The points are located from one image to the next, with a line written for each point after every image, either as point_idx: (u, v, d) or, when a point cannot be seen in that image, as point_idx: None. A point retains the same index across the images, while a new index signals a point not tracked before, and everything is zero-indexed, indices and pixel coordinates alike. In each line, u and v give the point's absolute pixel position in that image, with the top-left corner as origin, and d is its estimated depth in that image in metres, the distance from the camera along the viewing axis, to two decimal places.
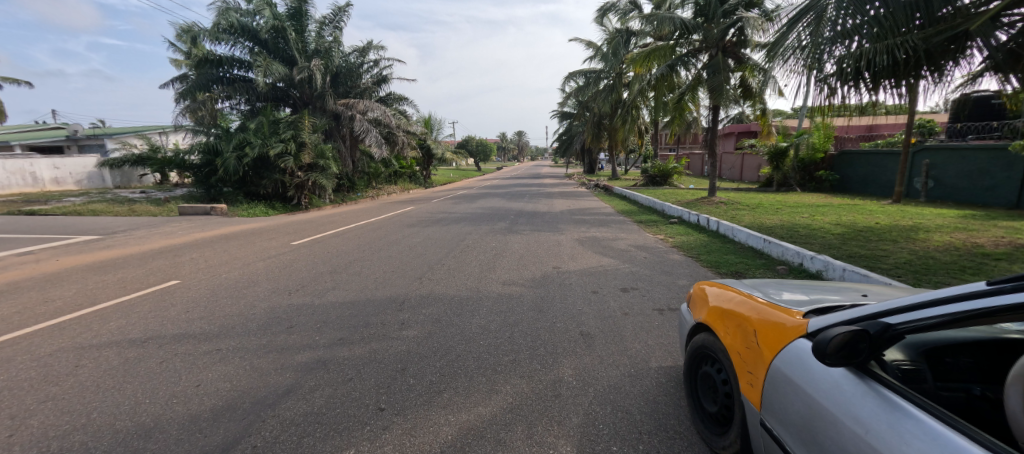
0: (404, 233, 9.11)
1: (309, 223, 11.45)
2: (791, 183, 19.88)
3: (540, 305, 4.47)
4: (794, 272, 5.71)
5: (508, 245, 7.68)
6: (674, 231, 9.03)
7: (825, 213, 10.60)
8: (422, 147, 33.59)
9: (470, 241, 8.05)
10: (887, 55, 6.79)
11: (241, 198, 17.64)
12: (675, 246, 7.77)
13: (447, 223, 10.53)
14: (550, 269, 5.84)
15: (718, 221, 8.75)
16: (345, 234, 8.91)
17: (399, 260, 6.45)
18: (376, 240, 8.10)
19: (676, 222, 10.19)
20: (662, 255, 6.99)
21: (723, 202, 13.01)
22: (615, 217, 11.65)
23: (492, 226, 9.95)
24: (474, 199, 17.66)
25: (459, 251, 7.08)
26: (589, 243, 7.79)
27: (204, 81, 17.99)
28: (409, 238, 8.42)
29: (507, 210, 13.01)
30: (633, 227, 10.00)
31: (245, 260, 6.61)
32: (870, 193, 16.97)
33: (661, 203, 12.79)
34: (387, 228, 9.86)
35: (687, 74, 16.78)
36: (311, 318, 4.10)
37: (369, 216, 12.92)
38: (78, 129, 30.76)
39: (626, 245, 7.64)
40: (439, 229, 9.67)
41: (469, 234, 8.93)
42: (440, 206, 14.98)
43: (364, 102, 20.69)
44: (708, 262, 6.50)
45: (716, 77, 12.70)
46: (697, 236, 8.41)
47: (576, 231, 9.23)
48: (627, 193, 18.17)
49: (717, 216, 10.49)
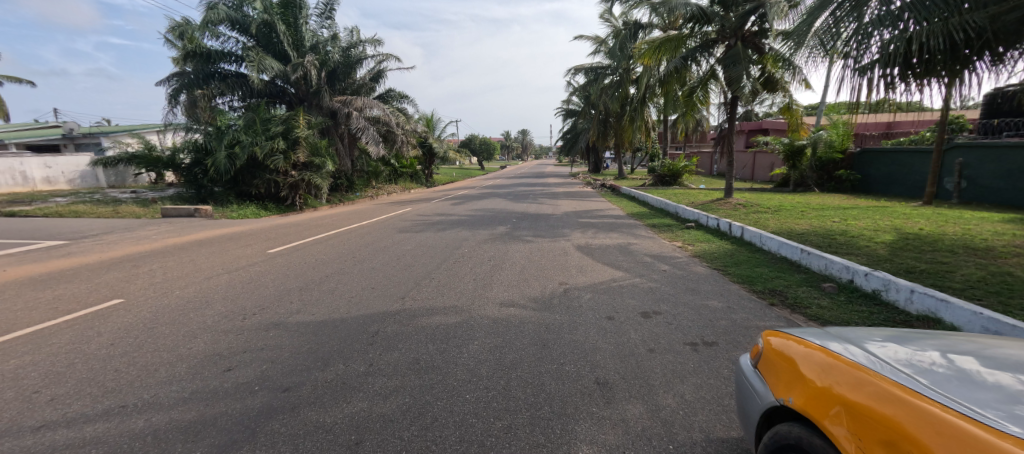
0: (395, 238, 8.31)
1: (297, 226, 10.68)
2: (808, 183, 18.89)
3: (545, 337, 3.63)
4: (843, 291, 4.83)
5: (507, 255, 6.85)
6: (693, 238, 8.18)
7: (857, 216, 9.68)
8: (423, 146, 32.84)
9: (466, 249, 7.22)
10: (944, 38, 5.87)
11: (233, 199, 16.84)
12: (696, 255, 6.91)
13: (443, 227, 9.70)
14: (555, 286, 5.00)
15: (741, 226, 7.88)
16: (329, 240, 8.11)
17: (382, 273, 5.64)
18: (361, 248, 7.29)
19: (692, 226, 9.33)
20: (683, 267, 6.13)
21: (741, 204, 12.11)
22: (625, 221, 10.77)
23: (492, 230, 9.13)
24: (475, 200, 16.88)
25: (452, 262, 6.25)
26: (598, 252, 6.93)
27: (195, 77, 17.24)
28: (399, 245, 7.61)
29: (508, 212, 12.15)
30: (646, 232, 9.14)
31: (208, 273, 5.81)
32: (895, 194, 16.00)
33: (674, 205, 11.93)
34: (377, 232, 9.05)
35: (700, 68, 15.87)
36: (257, 357, 3.28)
37: (362, 219, 12.13)
38: (74, 128, 30.08)
39: (640, 255, 6.76)
40: (433, 234, 8.85)
41: (466, 240, 8.10)
42: (437, 208, 14.20)
43: (362, 99, 20.05)
44: (738, 276, 5.63)
45: (736, 68, 11.76)
46: (720, 244, 7.52)
47: (583, 237, 8.36)
48: (636, 194, 17.28)
49: (738, 220, 9.60)
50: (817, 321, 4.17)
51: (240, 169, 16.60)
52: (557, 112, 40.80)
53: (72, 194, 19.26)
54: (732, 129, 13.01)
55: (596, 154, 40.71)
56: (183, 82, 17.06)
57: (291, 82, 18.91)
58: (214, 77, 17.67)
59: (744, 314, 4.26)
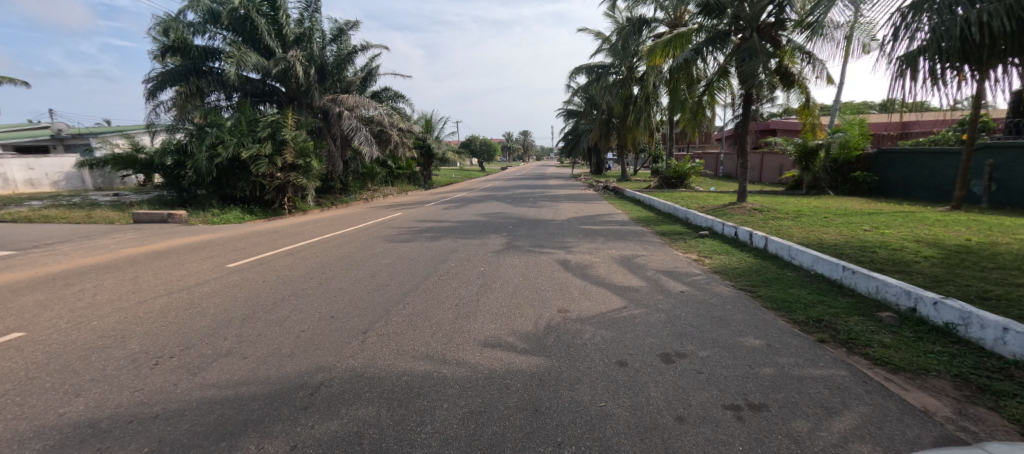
0: (375, 249, 7.43)
1: (274, 233, 9.80)
2: (822, 185, 17.96)
3: (539, 398, 2.73)
4: (908, 324, 3.93)
5: (500, 270, 5.96)
6: (709, 249, 7.30)
7: (888, 224, 8.78)
8: (421, 147, 32.07)
9: (454, 263, 6.35)
10: (1006, 19, 5.04)
11: (216, 203, 15.92)
12: (714, 270, 6.03)
13: (431, 235, 8.81)
14: (553, 317, 4.10)
15: (765, 237, 6.99)
16: (301, 251, 7.23)
17: (349, 296, 4.76)
18: (333, 261, 6.42)
19: (707, 235, 8.44)
20: (704, 287, 5.23)
21: (757, 208, 11.23)
22: (632, 228, 9.87)
23: (485, 239, 8.25)
24: (472, 204, 16.02)
25: (434, 280, 5.36)
26: (604, 269, 6.01)
27: (177, 72, 16.46)
28: (380, 257, 6.74)
29: (506, 218, 11.24)
30: (655, 241, 8.26)
31: (146, 294, 4.95)
32: (916, 197, 15.10)
33: (684, 210, 11.03)
34: (358, 242, 8.16)
35: (708, 64, 15.01)
36: (140, 433, 2.38)
37: (348, 224, 11.27)
38: (63, 128, 29.27)
39: (653, 272, 5.85)
40: (420, 243, 7.97)
41: (455, 251, 7.21)
42: (429, 212, 13.35)
43: (355, 98, 19.48)
44: (771, 300, 4.73)
45: (752, 62, 10.84)
46: (744, 257, 6.60)
47: (587, 248, 7.46)
48: (641, 197, 16.40)
49: (757, 227, 8.70)
50: (887, 367, 3.28)
51: (223, 171, 15.74)
52: (557, 112, 39.96)
53: (52, 197, 18.44)
54: (746, 128, 12.11)
55: (598, 155, 39.90)
56: (164, 78, 16.32)
57: (280, 80, 18.24)
58: (198, 73, 16.87)
59: (791, 358, 3.37)
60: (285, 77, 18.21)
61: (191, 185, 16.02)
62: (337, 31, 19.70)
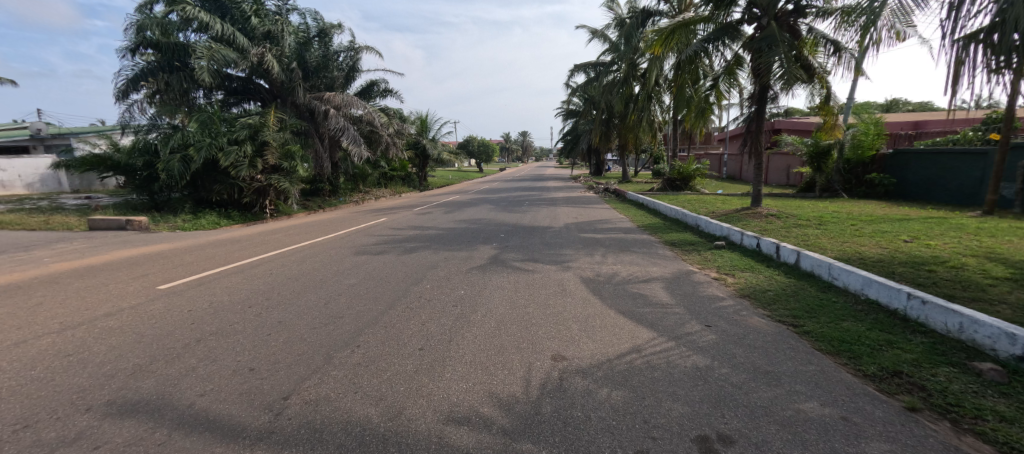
0: (343, 263, 6.41)
1: (237, 242, 8.74)
2: (835, 187, 16.97)
3: None
4: (1022, 382, 2.91)
5: (484, 294, 4.92)
6: (730, 265, 6.29)
7: (928, 233, 7.79)
8: (416, 148, 31.05)
9: (431, 283, 5.32)
10: None
11: (189, 208, 14.76)
12: (742, 293, 5.04)
13: (413, 246, 7.78)
14: (547, 373, 3.07)
15: (797, 251, 5.98)
16: (255, 266, 6.18)
17: (287, 333, 3.74)
18: (288, 282, 5.39)
19: (723, 246, 7.44)
20: (734, 318, 4.22)
21: (773, 213, 10.24)
22: (638, 236, 8.87)
23: (473, 251, 7.25)
24: (464, 208, 15.03)
25: (400, 310, 4.33)
26: (611, 291, 4.98)
27: (146, 68, 15.61)
28: (346, 274, 5.73)
29: (498, 225, 10.20)
30: (666, 253, 7.26)
31: (32, 330, 3.92)
32: (937, 199, 14.18)
33: (694, 216, 10.02)
34: (326, 254, 7.11)
35: (716, 58, 14.04)
36: None
37: (324, 231, 10.23)
38: (42, 128, 28.15)
39: (670, 297, 4.82)
40: (397, 256, 6.94)
41: (435, 267, 6.18)
42: (417, 218, 12.33)
43: (342, 96, 18.67)
44: (825, 339, 3.72)
45: (773, 52, 9.77)
46: (777, 277, 5.55)
47: (589, 262, 6.44)
48: (643, 200, 15.43)
49: (779, 237, 7.71)
50: None
51: (197, 173, 14.61)
52: (557, 112, 38.97)
53: (17, 200, 17.31)
54: (761, 127, 10.92)
55: (599, 156, 39.08)
56: (133, 74, 15.42)
57: (262, 75, 17.50)
58: (169, 69, 15.92)
59: (882, 444, 2.36)
60: (266, 73, 17.49)
61: (164, 189, 14.76)
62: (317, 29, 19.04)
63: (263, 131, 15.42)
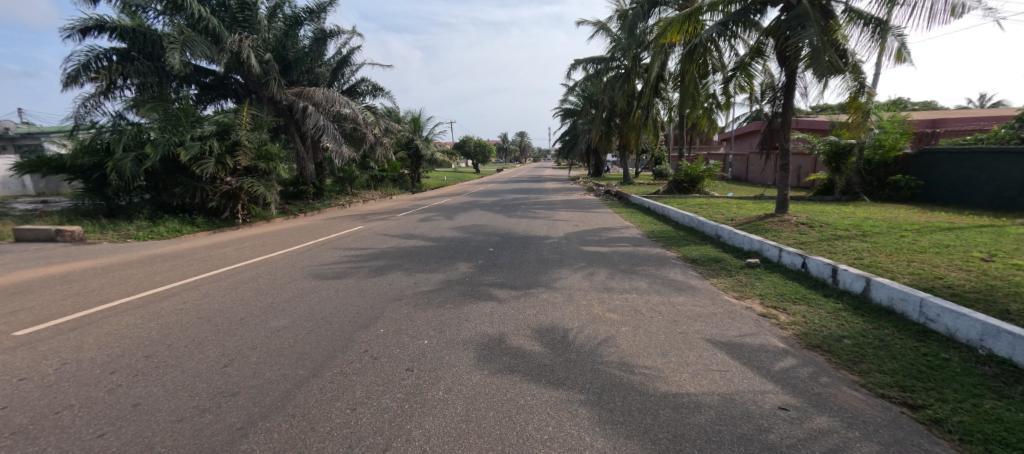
0: (284, 291, 5.04)
1: (173, 258, 7.31)
2: (855, 190, 15.73)
3: None
4: None
5: (455, 346, 3.54)
6: (779, 295, 4.91)
7: (1001, 248, 6.47)
8: (408, 148, 29.72)
9: (387, 326, 3.96)
10: None
11: (146, 214, 13.13)
12: (813, 343, 3.68)
13: (381, 263, 6.42)
14: None
15: (866, 277, 4.64)
16: (164, 298, 4.78)
17: (130, 434, 2.36)
18: (194, 324, 4.01)
19: (759, 266, 6.08)
20: (818, 393, 2.87)
21: (803, 221, 8.95)
22: (650, 250, 7.55)
23: (452, 272, 5.91)
24: (453, 213, 13.65)
25: (327, 380, 2.95)
26: (631, 344, 3.61)
27: (100, 54, 14.01)
28: (278, 310, 4.35)
29: (488, 235, 8.79)
30: (689, 275, 5.90)
31: None
32: (971, 203, 12.92)
33: (714, 225, 8.67)
34: (268, 275, 5.72)
35: (732, 47, 12.77)
36: None
37: (287, 242, 8.85)
38: (12, 127, 26.58)
39: (713, 353, 3.47)
40: (356, 279, 5.55)
41: (399, 297, 4.81)
42: (398, 225, 10.95)
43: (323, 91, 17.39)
44: (982, 441, 2.36)
45: (804, 34, 8.34)
46: (847, 316, 4.19)
47: (597, 290, 5.07)
48: (649, 206, 14.09)
49: (823, 253, 6.39)
50: None
51: (156, 173, 13.08)
52: (555, 112, 37.69)
53: None
54: (787, 123, 9.50)
55: (598, 157, 37.85)
56: (83, 61, 13.78)
57: (236, 68, 16.22)
58: (127, 58, 14.37)
59: None
60: (241, 66, 16.21)
61: (118, 193, 12.99)
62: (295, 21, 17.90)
63: (235, 129, 14.03)
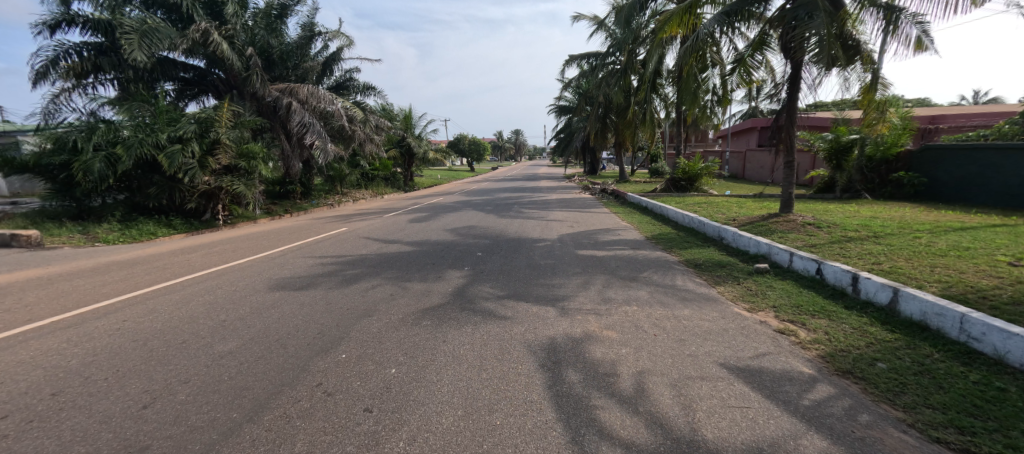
0: (241, 305, 4.48)
1: (132, 265, 6.72)
2: (857, 188, 15.32)
3: None
4: None
5: (427, 376, 3.01)
6: (795, 306, 4.40)
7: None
8: (401, 146, 29.09)
9: (352, 349, 3.42)
10: None
11: (119, 216, 12.49)
12: (843, 369, 3.17)
13: (357, 271, 5.87)
14: None
15: (894, 288, 4.13)
16: (102, 316, 4.21)
17: None
18: (125, 349, 3.46)
19: (769, 272, 5.57)
20: (861, 439, 2.37)
21: (808, 221, 8.48)
22: (650, 254, 7.05)
23: (434, 281, 5.37)
24: (443, 213, 13.07)
25: (263, 426, 2.41)
26: (635, 371, 3.10)
27: (70, 49, 13.30)
28: (230, 330, 3.81)
29: (477, 237, 8.26)
30: (694, 282, 5.41)
31: None
32: (977, 200, 12.48)
33: (717, 226, 8.17)
34: (230, 287, 5.16)
35: (733, 40, 12.25)
36: None
37: (261, 247, 8.26)
38: None
39: (730, 381, 2.95)
40: (327, 290, 4.99)
41: (371, 312, 4.27)
42: (383, 226, 10.38)
43: (308, 87, 16.71)
44: None
45: (812, 22, 7.83)
46: (875, 333, 3.68)
47: (593, 303, 4.54)
48: (647, 205, 13.59)
49: (837, 257, 5.89)
50: None
51: (129, 173, 12.43)
52: (551, 109, 37.21)
53: None
54: (792, 118, 8.99)
55: (594, 154, 37.39)
56: (52, 56, 13.07)
57: (216, 62, 15.56)
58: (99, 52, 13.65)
59: None
60: (221, 61, 15.53)
61: (88, 194, 12.32)
62: (280, 14, 17.24)
63: (213, 127, 13.38)
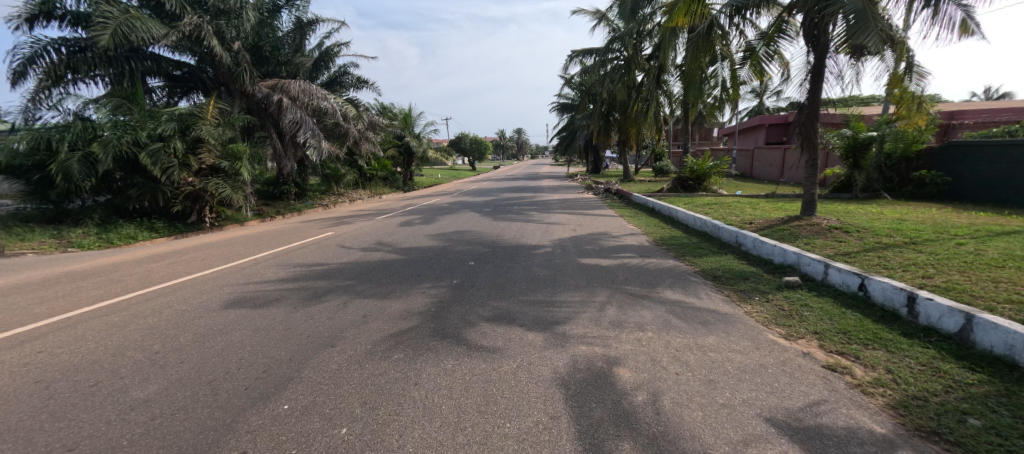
0: (183, 332, 3.79)
1: (84, 276, 6.02)
2: (875, 187, 14.54)
3: None
4: None
5: (384, 440, 2.30)
6: (841, 333, 3.68)
7: None
8: (399, 145, 28.39)
9: (297, 396, 2.72)
10: None
11: (98, 219, 11.86)
12: (928, 428, 2.43)
13: (330, 285, 5.17)
14: None
15: (966, 313, 3.39)
16: (15, 347, 3.54)
17: None
18: (18, 396, 2.78)
19: (801, 288, 4.84)
20: None
21: (832, 224, 7.74)
22: (661, 263, 6.33)
23: (415, 297, 4.68)
24: (439, 215, 12.38)
25: None
26: (658, 430, 2.39)
27: (47, 46, 12.44)
28: (158, 368, 3.12)
29: (471, 244, 7.56)
30: (715, 300, 4.70)
31: None
32: (1008, 200, 11.65)
33: (734, 230, 7.43)
34: (180, 307, 4.47)
35: (745, 30, 11.46)
36: None
37: (235, 254, 7.56)
38: None
39: (782, 448, 2.24)
40: (289, 310, 4.30)
41: (334, 340, 3.58)
42: (373, 230, 9.68)
43: (299, 82, 16.00)
44: None
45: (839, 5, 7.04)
46: (952, 372, 2.96)
47: (599, 329, 3.82)
48: (654, 206, 12.84)
49: (878, 268, 5.15)
50: None
51: (109, 173, 11.82)
52: (553, 107, 36.45)
53: None
54: (813, 112, 8.20)
55: (597, 153, 36.62)
56: (28, 54, 12.23)
57: (204, 58, 14.90)
58: (79, 48, 12.87)
59: None
60: (208, 57, 14.88)
61: (64, 196, 11.68)
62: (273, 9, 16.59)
63: (197, 125, 12.74)
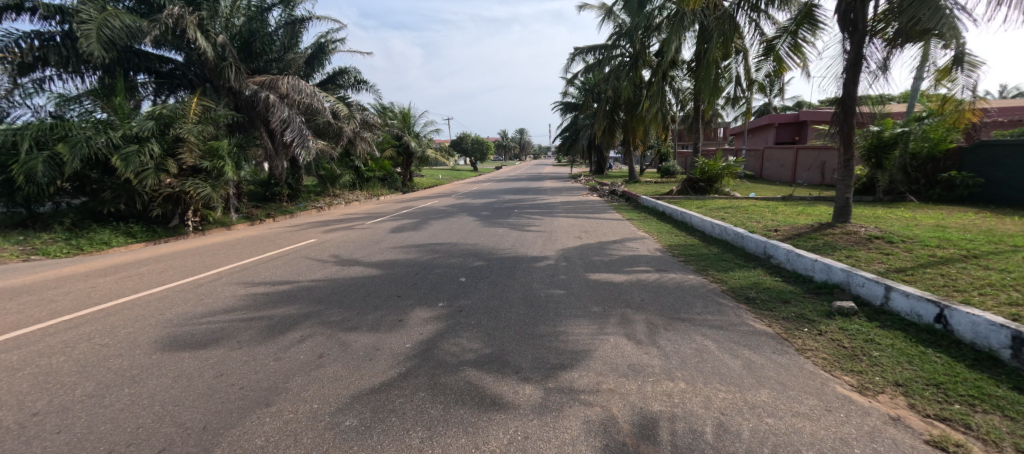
0: (85, 379, 2.97)
1: (13, 294, 5.19)
2: (900, 190, 13.63)
3: None
4: None
5: None
6: (934, 386, 2.82)
7: None
8: (398, 146, 27.61)
9: None
10: None
11: (69, 223, 11.14)
12: None
13: (293, 309, 4.35)
14: None
15: None
16: None
17: None
18: None
19: (860, 318, 3.96)
20: None
21: (872, 232, 6.88)
22: (682, 279, 5.49)
23: (391, 328, 3.86)
24: (435, 220, 11.59)
25: None
26: None
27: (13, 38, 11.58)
28: (20, 442, 2.29)
29: (465, 255, 6.74)
30: (756, 331, 3.84)
31: None
32: None
33: (762, 240, 6.54)
34: (100, 340, 3.65)
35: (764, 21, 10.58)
36: None
37: (199, 265, 6.73)
38: None
39: None
40: (231, 348, 3.47)
41: (273, 396, 2.74)
42: (359, 237, 8.87)
43: (289, 79, 15.21)
44: None
45: None
46: None
47: (617, 378, 2.98)
48: (665, 209, 11.96)
49: (949, 290, 4.28)
50: None
51: (80, 174, 11.03)
52: (557, 107, 35.62)
53: None
54: (850, 108, 7.33)
55: (601, 153, 35.73)
56: None
57: (187, 53, 14.12)
58: (50, 42, 12.05)
59: None
60: (192, 52, 14.12)
61: (33, 199, 10.91)
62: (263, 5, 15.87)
63: (176, 123, 11.96)
